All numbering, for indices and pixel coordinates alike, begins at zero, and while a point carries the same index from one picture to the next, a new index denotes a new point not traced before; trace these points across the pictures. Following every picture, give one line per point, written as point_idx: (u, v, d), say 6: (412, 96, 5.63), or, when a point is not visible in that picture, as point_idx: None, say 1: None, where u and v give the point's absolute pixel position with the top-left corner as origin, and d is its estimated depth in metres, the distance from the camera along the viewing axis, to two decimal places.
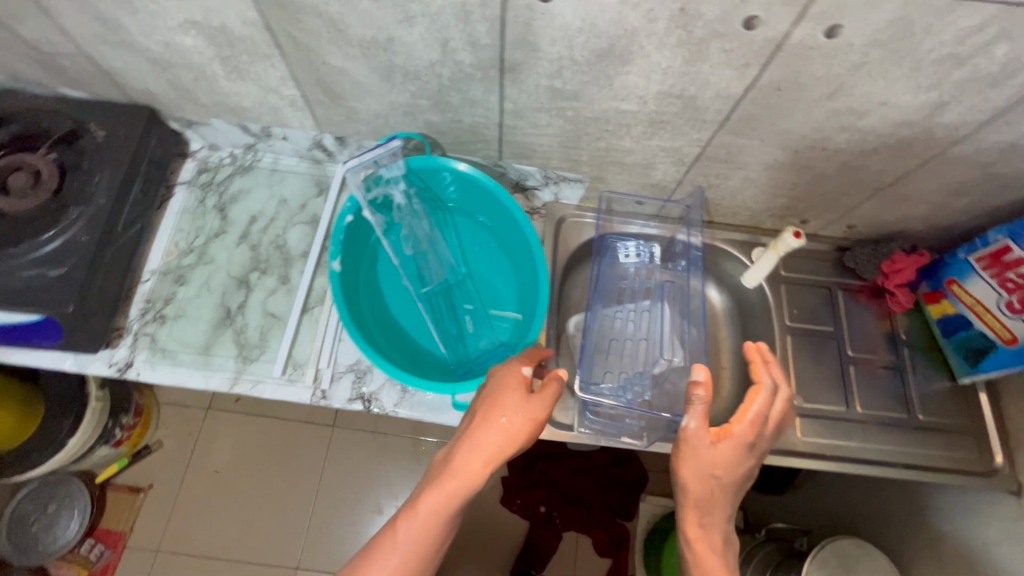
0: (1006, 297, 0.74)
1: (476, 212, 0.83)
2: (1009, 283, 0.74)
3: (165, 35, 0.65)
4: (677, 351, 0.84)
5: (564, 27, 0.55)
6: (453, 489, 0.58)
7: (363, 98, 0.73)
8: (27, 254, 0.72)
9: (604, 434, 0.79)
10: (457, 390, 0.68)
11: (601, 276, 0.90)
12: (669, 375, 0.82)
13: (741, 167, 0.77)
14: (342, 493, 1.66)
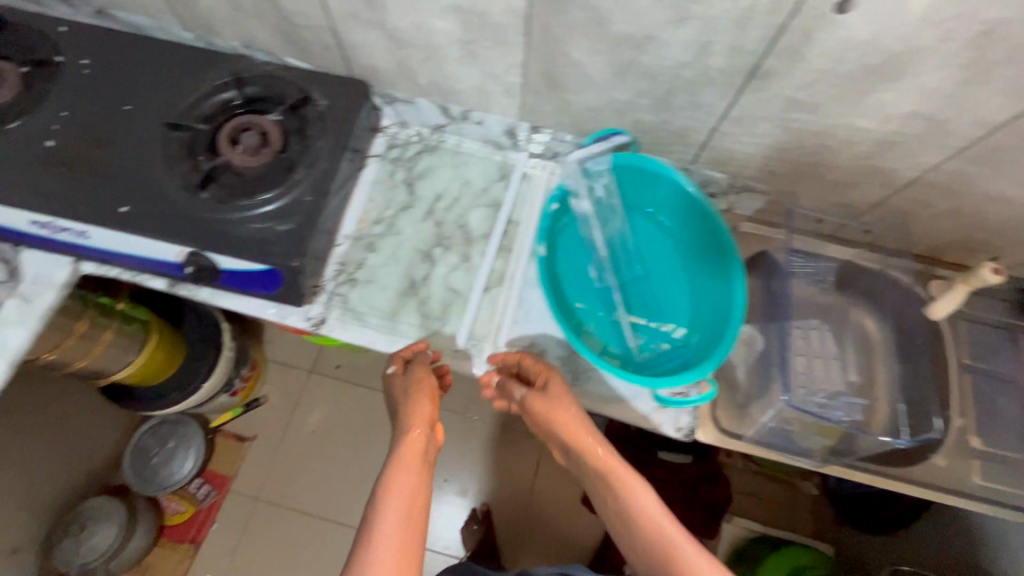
0: None
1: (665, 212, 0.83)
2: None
3: (421, 16, 0.69)
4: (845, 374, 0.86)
5: (844, 41, 0.56)
6: (405, 471, 0.66)
7: (583, 91, 0.75)
8: (254, 209, 0.77)
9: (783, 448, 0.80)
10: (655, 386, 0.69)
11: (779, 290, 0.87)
12: (846, 397, 0.80)
13: (953, 196, 0.75)
14: None
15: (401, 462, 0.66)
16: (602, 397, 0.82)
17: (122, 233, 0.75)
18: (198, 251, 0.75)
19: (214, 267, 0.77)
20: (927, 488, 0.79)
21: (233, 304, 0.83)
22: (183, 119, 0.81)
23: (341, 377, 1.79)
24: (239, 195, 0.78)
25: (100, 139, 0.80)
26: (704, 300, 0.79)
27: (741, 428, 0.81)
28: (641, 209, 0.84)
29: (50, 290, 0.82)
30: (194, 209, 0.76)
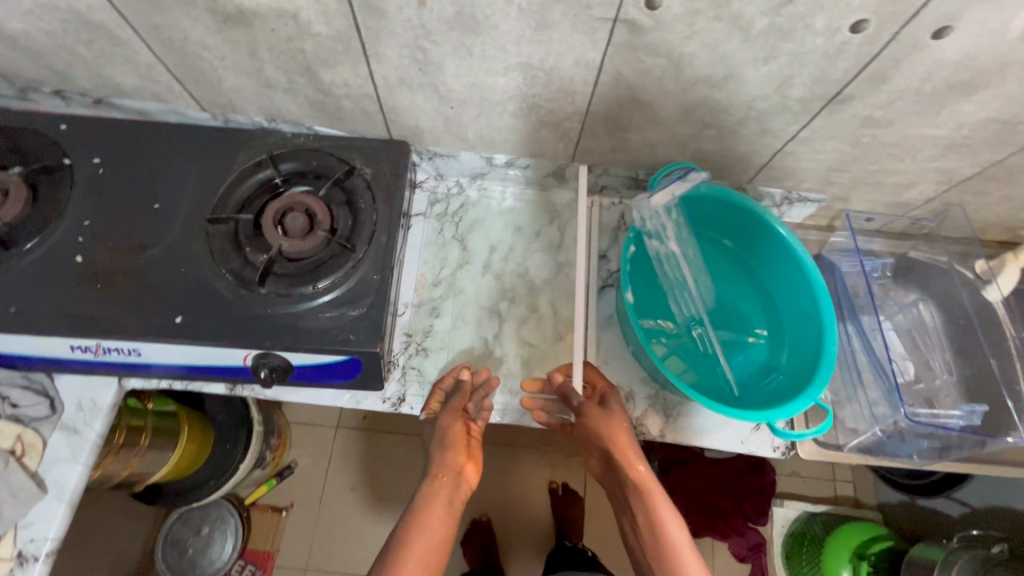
0: None
1: (728, 237, 0.84)
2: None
3: (481, 76, 0.66)
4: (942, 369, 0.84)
5: (936, 62, 0.56)
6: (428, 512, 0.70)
7: (646, 129, 0.73)
8: (317, 297, 0.72)
9: (883, 454, 0.80)
10: (773, 418, 0.67)
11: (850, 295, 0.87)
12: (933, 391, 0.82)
13: (1009, 185, 0.78)
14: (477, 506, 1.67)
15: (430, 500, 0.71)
16: (701, 430, 0.79)
17: (180, 345, 0.68)
18: (270, 351, 0.70)
19: (285, 365, 0.72)
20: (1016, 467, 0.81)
21: (302, 397, 0.78)
22: (221, 210, 0.75)
23: (370, 427, 1.72)
24: (299, 284, 0.72)
25: (134, 245, 0.73)
26: (784, 323, 0.80)
27: (839, 437, 0.82)
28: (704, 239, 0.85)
29: (98, 417, 0.74)
30: (256, 307, 0.71)
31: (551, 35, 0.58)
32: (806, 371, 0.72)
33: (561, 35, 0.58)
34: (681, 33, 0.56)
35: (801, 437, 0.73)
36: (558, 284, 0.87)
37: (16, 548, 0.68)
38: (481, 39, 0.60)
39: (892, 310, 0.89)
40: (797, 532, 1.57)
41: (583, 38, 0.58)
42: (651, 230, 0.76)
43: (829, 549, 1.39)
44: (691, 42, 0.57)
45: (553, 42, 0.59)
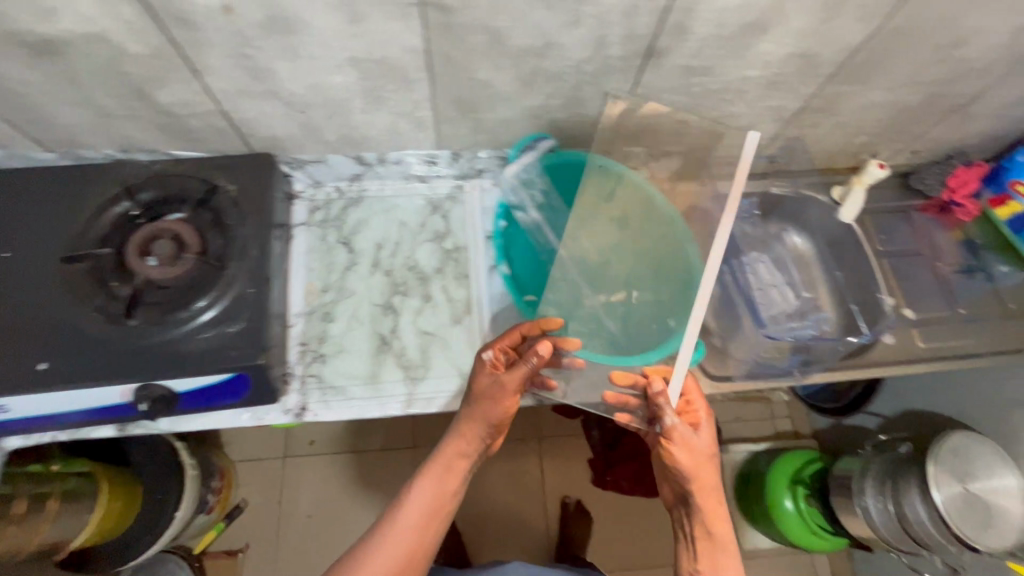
0: None
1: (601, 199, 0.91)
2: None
3: (317, 76, 0.67)
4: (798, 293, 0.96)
5: (723, 8, 0.61)
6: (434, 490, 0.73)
7: (496, 107, 0.76)
8: (192, 320, 0.71)
9: (768, 376, 0.87)
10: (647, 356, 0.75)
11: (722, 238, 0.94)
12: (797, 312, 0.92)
13: (835, 113, 0.85)
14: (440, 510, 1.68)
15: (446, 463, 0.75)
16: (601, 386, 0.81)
17: (49, 393, 0.66)
18: (148, 382, 0.68)
19: (169, 395, 0.70)
20: (886, 366, 0.89)
21: (199, 424, 0.76)
22: (79, 248, 0.73)
23: (319, 452, 1.69)
24: (172, 310, 0.71)
25: None
26: (657, 262, 0.83)
27: (727, 368, 0.87)
28: None
29: None
30: (127, 341, 0.69)
31: (367, 26, 0.60)
32: (677, 308, 0.79)
33: (377, 24, 0.60)
34: (489, 9, 0.59)
35: None
36: (448, 270, 0.89)
37: None
38: (302, 38, 0.61)
39: (759, 248, 0.97)
40: (745, 473, 1.63)
41: (399, 25, 0.60)
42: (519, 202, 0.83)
43: (771, 481, 1.46)
44: (501, 16, 0.60)
45: (372, 32, 0.61)
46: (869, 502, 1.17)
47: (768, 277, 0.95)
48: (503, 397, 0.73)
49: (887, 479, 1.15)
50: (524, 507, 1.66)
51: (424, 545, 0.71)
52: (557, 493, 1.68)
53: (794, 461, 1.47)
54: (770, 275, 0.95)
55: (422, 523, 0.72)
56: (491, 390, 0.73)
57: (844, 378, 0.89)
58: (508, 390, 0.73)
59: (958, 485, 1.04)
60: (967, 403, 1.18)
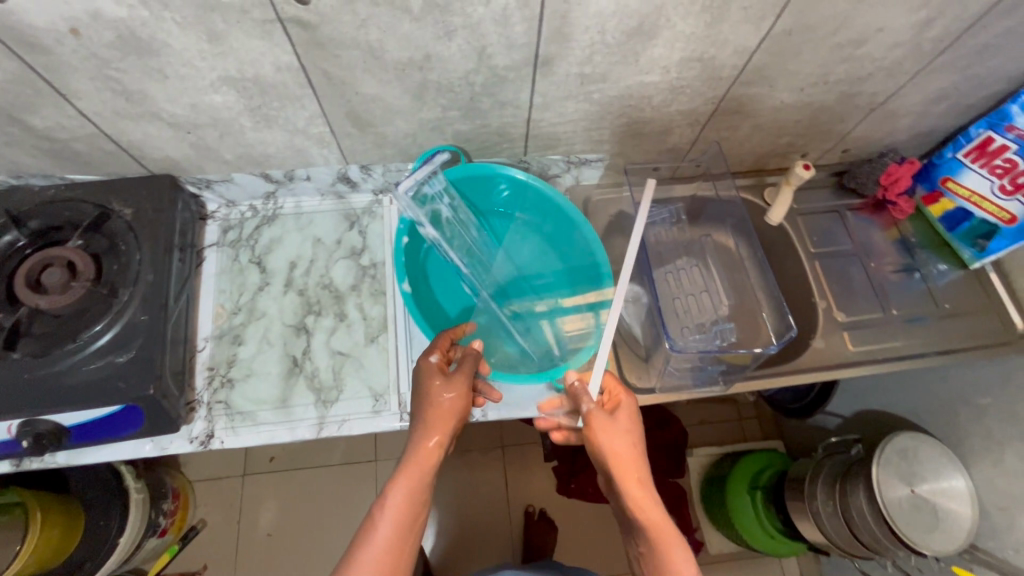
0: (998, 182, 0.83)
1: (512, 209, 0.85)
2: (998, 168, 0.83)
3: (194, 96, 0.65)
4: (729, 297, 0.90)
5: (599, 13, 0.59)
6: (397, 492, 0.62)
7: (393, 121, 0.74)
8: (80, 350, 0.69)
9: (688, 386, 0.85)
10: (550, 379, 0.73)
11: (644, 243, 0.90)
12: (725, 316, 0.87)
13: (751, 115, 0.83)
14: None
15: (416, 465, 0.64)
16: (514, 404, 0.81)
17: None
18: (33, 417, 0.66)
19: (57, 429, 0.68)
20: (815, 371, 0.87)
21: (97, 456, 0.74)
22: None
23: (278, 469, 1.67)
24: (61, 341, 0.69)
25: None
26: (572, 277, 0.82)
27: (651, 380, 0.85)
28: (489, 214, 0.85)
29: None
30: (11, 375, 0.67)
31: (229, 44, 0.58)
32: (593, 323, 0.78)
33: (240, 42, 0.58)
34: (352, 22, 0.57)
35: None
36: (364, 287, 0.87)
37: None
38: (165, 59, 0.59)
39: (689, 252, 0.94)
40: (708, 477, 1.61)
41: (264, 42, 0.58)
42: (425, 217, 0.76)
43: (731, 486, 1.45)
44: (367, 29, 0.58)
45: (238, 51, 0.59)
46: (820, 507, 1.15)
47: (697, 281, 0.91)
48: (458, 389, 0.69)
49: (836, 483, 1.13)
50: (487, 519, 1.64)
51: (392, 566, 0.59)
52: (521, 504, 1.65)
53: (753, 465, 1.46)
54: (700, 279, 0.91)
55: (395, 536, 0.60)
56: (444, 385, 0.69)
57: (771, 385, 0.87)
58: (458, 386, 0.69)
59: (903, 485, 1.02)
60: (918, 402, 1.16)
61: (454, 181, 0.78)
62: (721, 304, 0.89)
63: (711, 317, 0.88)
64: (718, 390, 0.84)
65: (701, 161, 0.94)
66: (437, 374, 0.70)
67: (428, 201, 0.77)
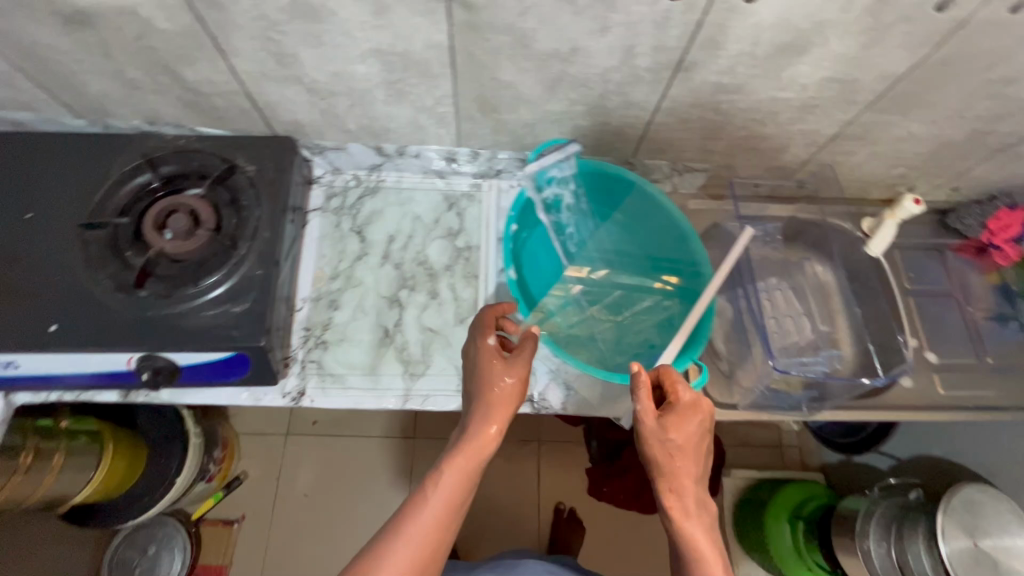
0: None
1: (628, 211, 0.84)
2: None
3: (340, 65, 0.67)
4: (826, 321, 0.89)
5: (759, 25, 0.59)
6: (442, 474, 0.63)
7: (518, 109, 0.75)
8: (200, 295, 0.72)
9: (772, 407, 0.83)
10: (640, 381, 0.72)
11: (749, 258, 0.89)
12: (822, 339, 0.87)
13: (872, 142, 0.81)
14: None
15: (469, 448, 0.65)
16: (594, 402, 0.81)
17: (56, 352, 0.68)
18: (152, 353, 0.69)
19: (171, 367, 0.71)
20: (904, 410, 0.85)
21: (198, 397, 0.78)
22: (98, 215, 0.74)
23: (320, 432, 1.71)
24: (181, 285, 0.73)
25: (6, 255, 0.72)
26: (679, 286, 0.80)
27: (733, 397, 0.84)
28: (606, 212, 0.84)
29: None
30: (135, 311, 0.71)
31: (391, 19, 0.59)
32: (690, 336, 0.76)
33: (402, 18, 0.59)
34: (514, 9, 0.58)
35: None
36: (458, 269, 0.89)
37: None
38: (327, 27, 0.61)
39: (783, 272, 0.91)
40: (743, 501, 1.59)
41: (424, 20, 0.59)
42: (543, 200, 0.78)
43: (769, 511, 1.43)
44: (526, 17, 0.59)
45: (397, 25, 0.60)
46: (872, 546, 1.12)
47: (795, 303, 0.89)
48: (516, 375, 0.69)
49: (893, 525, 1.11)
50: (518, 508, 1.65)
51: (440, 545, 0.60)
52: (552, 500, 1.66)
53: (793, 492, 1.44)
54: (798, 301, 0.90)
55: (448, 518, 0.61)
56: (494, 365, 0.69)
57: (857, 419, 0.84)
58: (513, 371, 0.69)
59: (967, 540, 0.98)
60: (987, 455, 1.13)
61: (580, 171, 0.79)
62: (817, 326, 0.88)
63: (806, 339, 0.86)
64: (805, 416, 0.82)
65: (804, 183, 0.92)
66: (494, 357, 0.69)
67: (551, 183, 0.78)
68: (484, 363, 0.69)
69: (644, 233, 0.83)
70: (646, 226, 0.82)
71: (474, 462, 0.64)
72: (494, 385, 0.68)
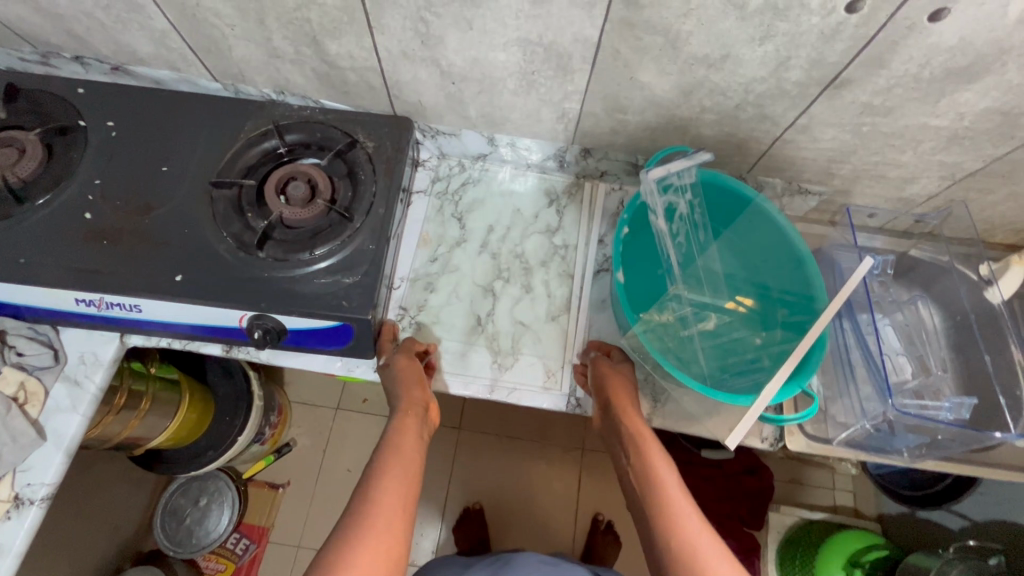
0: None
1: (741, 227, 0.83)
2: None
3: (481, 51, 0.67)
4: (948, 366, 0.81)
5: (934, 46, 0.56)
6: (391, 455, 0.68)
7: (646, 112, 0.74)
8: (307, 265, 0.74)
9: (869, 449, 0.80)
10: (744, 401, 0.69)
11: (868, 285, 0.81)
12: (941, 385, 0.79)
13: (1014, 181, 0.77)
14: (465, 498, 1.58)
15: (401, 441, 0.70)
16: (682, 417, 0.79)
17: (180, 301, 0.70)
18: (264, 312, 0.71)
19: (279, 328, 0.73)
20: (1015, 473, 0.80)
21: (297, 361, 0.80)
22: (225, 176, 0.77)
23: (369, 410, 1.73)
24: (296, 251, 0.74)
25: (140, 204, 0.75)
26: (786, 311, 0.79)
27: (827, 432, 0.82)
28: (718, 225, 0.83)
29: (99, 370, 0.77)
30: (252, 270, 0.73)
31: (549, 9, 0.59)
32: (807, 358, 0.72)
33: (560, 9, 0.59)
34: (677, 10, 0.57)
35: (788, 423, 0.72)
36: (554, 265, 0.88)
37: (14, 492, 0.71)
38: (481, 12, 0.61)
39: (897, 306, 0.86)
40: (791, 539, 1.52)
41: (581, 12, 0.59)
42: (661, 206, 0.77)
43: (821, 564, 1.38)
44: (687, 19, 0.57)
45: (552, 16, 0.60)
46: None
47: (910, 343, 0.82)
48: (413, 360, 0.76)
49: None
50: (552, 517, 1.57)
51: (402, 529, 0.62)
52: (590, 509, 1.57)
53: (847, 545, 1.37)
54: (915, 341, 0.83)
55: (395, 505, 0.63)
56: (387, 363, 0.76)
57: (961, 470, 0.80)
58: (604, 374, 0.76)
59: None
60: None
61: (700, 182, 0.78)
62: (936, 370, 0.81)
63: (922, 380, 0.79)
64: (905, 462, 0.78)
65: (930, 216, 0.87)
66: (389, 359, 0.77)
67: (670, 190, 0.78)
68: (391, 374, 0.74)
69: (753, 253, 0.82)
70: (757, 246, 0.81)
71: (405, 456, 0.69)
72: (412, 388, 0.74)
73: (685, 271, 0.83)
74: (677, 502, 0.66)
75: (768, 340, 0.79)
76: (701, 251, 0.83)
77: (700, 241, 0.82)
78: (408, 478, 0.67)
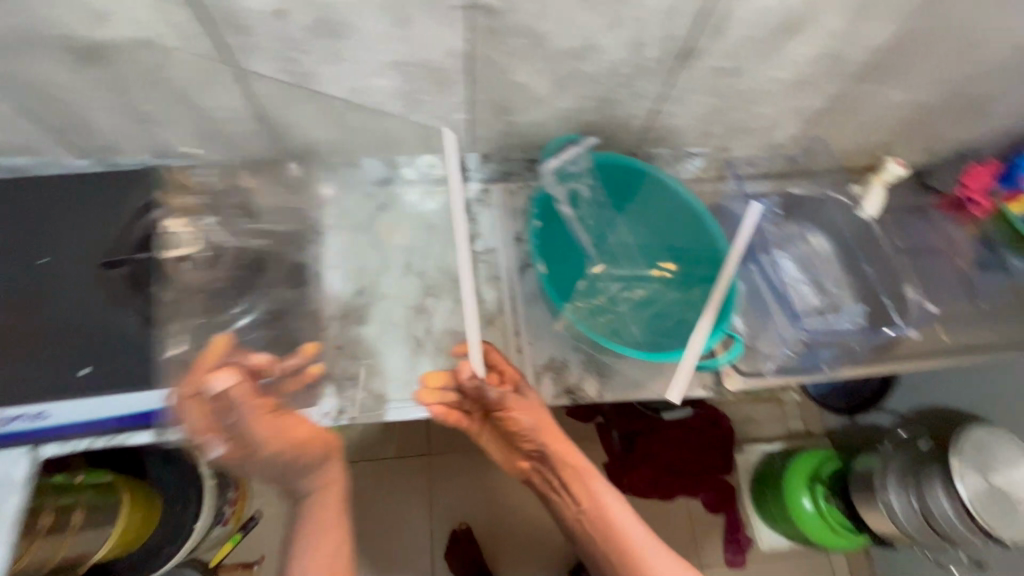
0: None
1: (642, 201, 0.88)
2: None
3: (357, 80, 0.68)
4: (841, 284, 0.95)
5: (759, 9, 0.63)
6: (319, 509, 0.77)
7: (530, 110, 0.78)
8: (230, 328, 0.73)
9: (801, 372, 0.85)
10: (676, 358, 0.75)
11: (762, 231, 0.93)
12: (840, 301, 0.93)
13: (856, 113, 0.87)
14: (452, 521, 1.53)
15: (322, 504, 0.77)
16: (631, 385, 0.83)
17: (91, 399, 0.66)
18: (192, 384, 0.67)
19: (214, 399, 0.68)
20: (923, 360, 0.89)
21: None
22: (117, 253, 0.73)
23: None
24: (216, 309, 0.75)
25: (25, 302, 0.69)
26: (698, 266, 0.85)
27: (761, 365, 0.86)
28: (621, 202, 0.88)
29: (12, 492, 0.70)
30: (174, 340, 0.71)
31: (413, 29, 0.61)
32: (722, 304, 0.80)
33: (423, 27, 0.61)
34: (532, 11, 0.60)
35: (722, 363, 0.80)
36: (480, 271, 0.90)
37: None
38: (347, 42, 0.62)
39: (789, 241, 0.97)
40: (761, 474, 1.62)
41: (444, 27, 0.61)
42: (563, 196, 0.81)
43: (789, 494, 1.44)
44: (543, 19, 0.61)
45: (418, 35, 0.62)
46: (892, 497, 1.18)
47: (806, 270, 0.95)
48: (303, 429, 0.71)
49: (910, 474, 1.17)
50: (539, 515, 1.56)
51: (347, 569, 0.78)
52: None
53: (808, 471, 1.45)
54: (810, 267, 0.96)
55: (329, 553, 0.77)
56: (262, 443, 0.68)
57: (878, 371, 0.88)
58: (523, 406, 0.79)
59: (981, 476, 1.04)
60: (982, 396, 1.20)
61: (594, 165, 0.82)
62: (833, 289, 0.94)
63: (823, 301, 0.92)
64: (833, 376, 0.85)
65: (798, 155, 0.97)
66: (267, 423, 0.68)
67: (568, 178, 0.82)
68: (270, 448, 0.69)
69: (656, 219, 0.88)
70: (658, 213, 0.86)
71: (331, 506, 0.78)
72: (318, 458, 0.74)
73: (599, 249, 0.88)
74: (621, 524, 0.85)
75: (685, 295, 0.85)
76: (610, 229, 0.88)
77: (608, 218, 0.87)
78: (337, 516, 0.78)
